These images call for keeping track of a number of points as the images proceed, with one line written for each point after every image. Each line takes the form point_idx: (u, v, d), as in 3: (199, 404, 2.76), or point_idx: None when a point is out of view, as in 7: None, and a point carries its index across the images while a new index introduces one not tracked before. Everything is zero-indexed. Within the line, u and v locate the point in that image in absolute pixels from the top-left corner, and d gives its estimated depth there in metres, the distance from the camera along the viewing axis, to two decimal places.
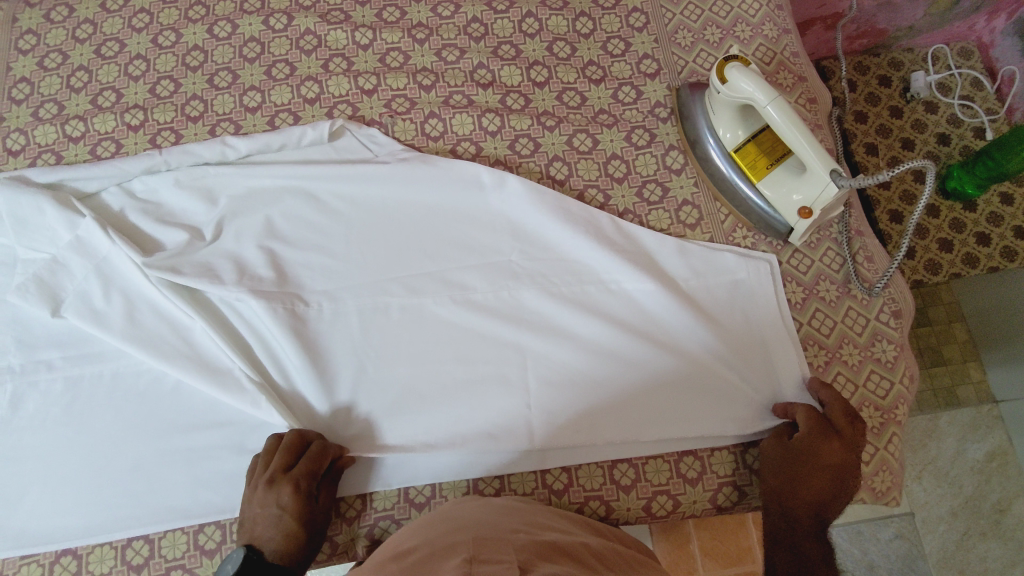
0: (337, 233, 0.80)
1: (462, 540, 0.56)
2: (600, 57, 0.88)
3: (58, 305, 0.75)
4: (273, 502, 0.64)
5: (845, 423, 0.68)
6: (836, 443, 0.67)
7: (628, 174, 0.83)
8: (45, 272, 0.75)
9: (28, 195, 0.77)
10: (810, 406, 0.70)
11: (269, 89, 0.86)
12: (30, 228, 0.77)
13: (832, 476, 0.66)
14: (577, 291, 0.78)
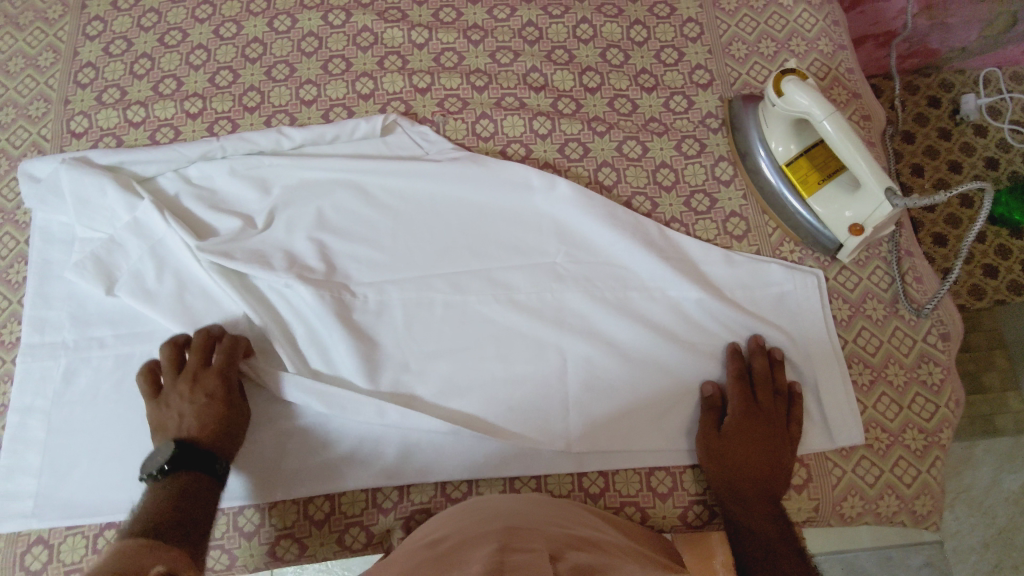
0: (386, 227, 0.81)
1: (495, 530, 0.57)
2: (653, 66, 0.89)
3: (112, 283, 0.77)
4: (198, 394, 0.68)
5: (766, 396, 0.73)
6: (759, 414, 0.72)
7: (677, 183, 0.83)
8: (103, 251, 0.77)
9: (90, 176, 0.79)
10: (735, 379, 0.74)
11: (324, 84, 0.88)
12: (91, 208, 0.79)
13: (768, 448, 0.71)
14: (619, 296, 0.78)
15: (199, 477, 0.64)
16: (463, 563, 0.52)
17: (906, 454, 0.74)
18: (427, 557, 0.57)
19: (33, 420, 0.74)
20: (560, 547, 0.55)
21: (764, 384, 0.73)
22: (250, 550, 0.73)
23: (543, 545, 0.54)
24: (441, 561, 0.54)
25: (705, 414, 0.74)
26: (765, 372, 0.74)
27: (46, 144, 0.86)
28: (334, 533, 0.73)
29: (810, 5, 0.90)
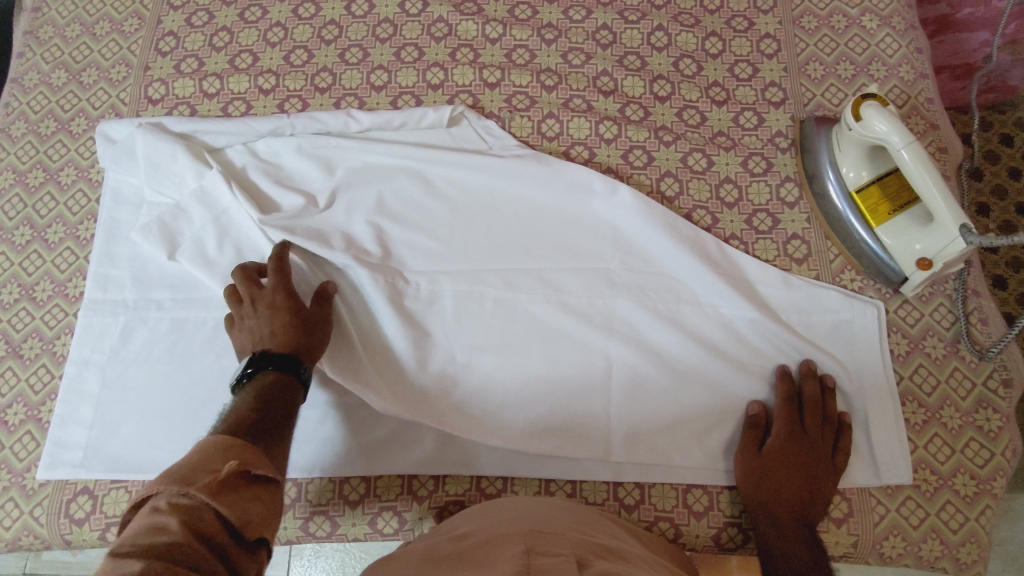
0: (444, 217, 0.81)
1: (518, 533, 0.57)
2: (725, 79, 0.87)
3: (175, 248, 0.79)
4: (262, 307, 0.69)
5: (813, 424, 0.72)
6: (805, 439, 0.71)
7: (740, 200, 0.82)
8: (171, 217, 0.79)
9: (164, 142, 0.80)
10: (783, 403, 0.72)
11: (396, 70, 0.88)
12: (161, 172, 0.81)
13: (809, 475, 0.70)
14: (672, 308, 0.77)
15: (278, 380, 0.64)
16: (492, 563, 0.52)
17: (954, 500, 0.71)
18: (452, 553, 0.57)
19: (89, 374, 0.76)
20: (586, 554, 0.54)
21: (813, 410, 0.72)
22: (285, 522, 0.75)
23: (568, 551, 0.54)
24: (470, 561, 0.54)
25: (746, 433, 0.73)
26: (816, 399, 0.73)
27: (124, 107, 0.88)
28: (367, 515, 0.74)
29: (893, 30, 0.88)
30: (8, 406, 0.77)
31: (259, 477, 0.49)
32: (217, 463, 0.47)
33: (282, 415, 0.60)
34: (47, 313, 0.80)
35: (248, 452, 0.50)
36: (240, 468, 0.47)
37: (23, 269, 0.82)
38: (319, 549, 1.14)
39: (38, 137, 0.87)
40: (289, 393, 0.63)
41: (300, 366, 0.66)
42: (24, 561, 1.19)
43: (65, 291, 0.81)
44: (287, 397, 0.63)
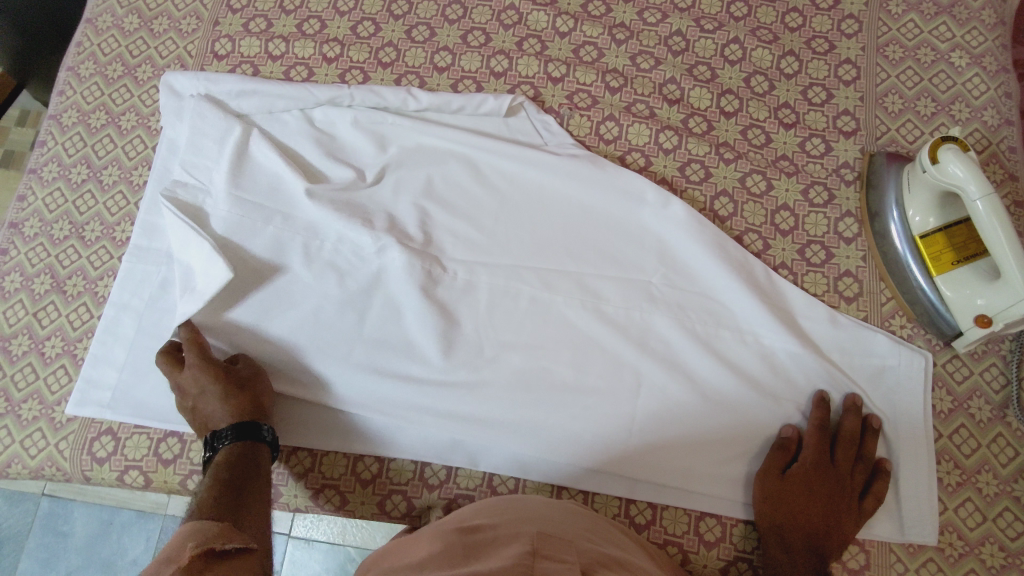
0: (488, 208, 0.80)
1: (527, 534, 0.56)
2: (797, 102, 0.84)
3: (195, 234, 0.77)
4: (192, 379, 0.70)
5: (844, 460, 0.70)
6: (833, 472, 0.70)
7: (795, 228, 0.79)
8: (206, 198, 0.79)
9: (213, 115, 0.81)
10: (819, 436, 0.70)
11: (460, 53, 0.87)
12: (202, 139, 0.81)
13: (830, 509, 0.68)
14: (710, 332, 0.75)
15: (241, 449, 0.67)
16: (496, 560, 0.51)
17: (979, 569, 0.68)
18: (457, 544, 0.56)
19: (127, 318, 0.77)
20: (592, 563, 0.53)
21: (847, 445, 0.70)
22: (296, 490, 0.76)
23: (574, 559, 0.52)
24: (476, 557, 0.53)
25: (775, 452, 0.71)
26: (855, 436, 0.70)
27: (189, 60, 0.89)
28: (376, 496, 0.75)
29: (984, 71, 0.84)
30: (46, 338, 0.78)
31: (230, 550, 0.52)
32: (181, 551, 0.49)
33: (244, 482, 0.63)
34: (93, 254, 0.81)
35: (214, 532, 0.53)
36: (206, 549, 0.50)
37: (75, 207, 0.83)
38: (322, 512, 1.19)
39: (104, 79, 0.88)
40: (253, 461, 0.66)
41: (252, 430, 0.68)
42: (45, 483, 1.24)
43: (113, 234, 0.82)
44: (254, 464, 0.66)
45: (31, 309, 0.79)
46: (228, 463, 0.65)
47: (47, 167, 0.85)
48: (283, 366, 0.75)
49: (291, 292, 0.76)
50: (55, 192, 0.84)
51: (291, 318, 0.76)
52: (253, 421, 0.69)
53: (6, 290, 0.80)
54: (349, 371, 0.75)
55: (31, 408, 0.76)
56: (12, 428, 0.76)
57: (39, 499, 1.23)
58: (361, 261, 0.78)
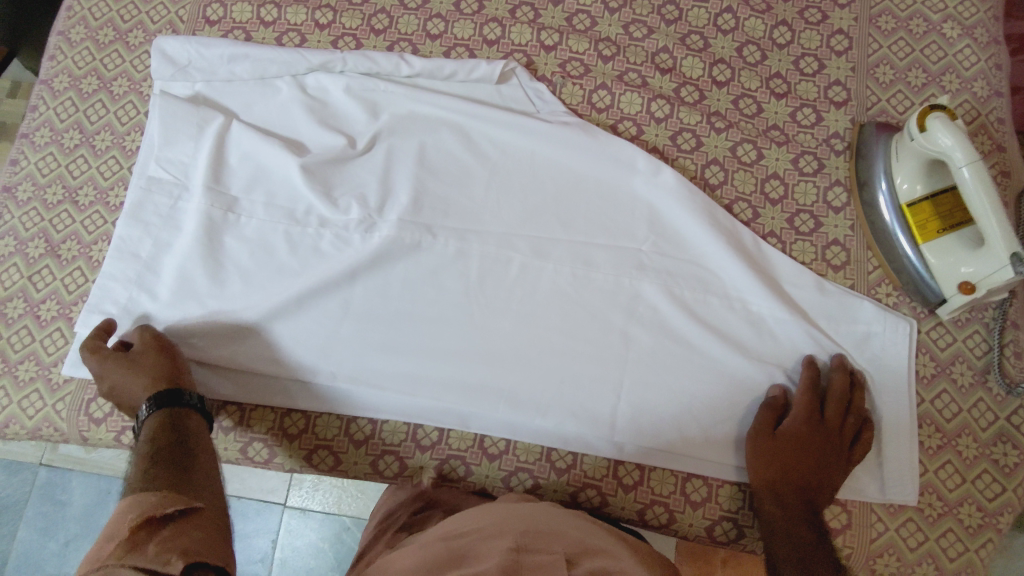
0: (480, 175, 0.81)
1: (512, 531, 0.59)
2: (789, 72, 0.84)
3: (160, 237, 0.79)
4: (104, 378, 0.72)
5: (834, 415, 0.71)
6: (823, 430, 0.70)
7: (785, 197, 0.80)
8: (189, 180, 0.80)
9: (184, 105, 0.81)
10: (810, 394, 0.72)
11: (453, 21, 0.87)
12: (178, 121, 0.81)
13: (821, 465, 0.70)
14: (698, 298, 0.77)
15: (165, 415, 0.68)
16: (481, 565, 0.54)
17: (957, 529, 0.70)
18: (445, 551, 0.57)
19: (118, 285, 0.77)
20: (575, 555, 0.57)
21: (837, 401, 0.71)
22: (289, 451, 0.78)
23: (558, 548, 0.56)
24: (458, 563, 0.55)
25: (766, 409, 0.72)
26: (845, 392, 0.71)
27: (181, 24, 0.87)
28: (370, 456, 0.78)
29: (974, 42, 0.84)
30: (42, 302, 0.78)
31: (173, 513, 0.54)
32: (120, 526, 0.51)
33: (173, 447, 0.64)
34: (87, 218, 0.81)
35: (155, 500, 0.55)
36: (145, 518, 0.52)
37: (68, 172, 0.82)
38: (319, 481, 1.21)
39: (95, 44, 0.87)
40: (178, 425, 0.67)
41: (178, 397, 0.69)
42: (42, 452, 1.25)
43: (107, 199, 0.81)
44: (183, 426, 0.67)
45: (26, 273, 0.79)
46: (156, 429, 0.66)
47: (39, 132, 0.84)
48: (279, 335, 0.77)
49: (276, 273, 0.78)
50: (47, 156, 0.83)
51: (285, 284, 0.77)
52: (171, 390, 0.69)
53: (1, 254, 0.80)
54: (345, 337, 0.77)
55: (28, 369, 0.76)
56: (9, 389, 0.76)
57: (37, 469, 1.25)
58: (345, 237, 0.79)
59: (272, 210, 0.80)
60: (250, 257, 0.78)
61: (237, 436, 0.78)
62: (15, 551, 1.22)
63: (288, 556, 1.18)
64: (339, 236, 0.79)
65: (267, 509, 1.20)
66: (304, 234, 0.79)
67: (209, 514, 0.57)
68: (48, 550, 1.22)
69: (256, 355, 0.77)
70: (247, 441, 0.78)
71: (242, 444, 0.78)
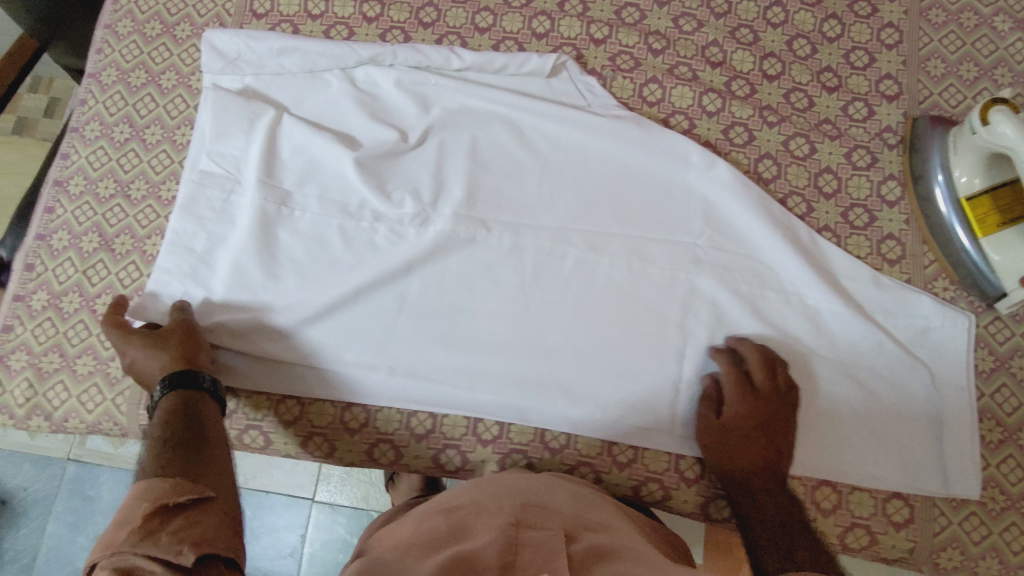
0: (533, 169, 0.81)
1: (510, 506, 0.59)
2: (839, 65, 0.84)
3: (215, 232, 0.79)
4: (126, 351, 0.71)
5: (764, 384, 0.72)
6: (781, 402, 0.72)
7: (839, 191, 0.80)
8: (242, 173, 0.80)
9: (234, 98, 0.81)
10: (734, 370, 0.73)
11: (502, 14, 0.86)
12: (229, 114, 0.81)
13: (770, 438, 0.72)
14: (755, 292, 0.77)
15: (177, 397, 0.67)
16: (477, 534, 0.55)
17: (1019, 521, 0.71)
18: (439, 522, 0.58)
19: (173, 280, 0.77)
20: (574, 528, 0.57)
21: (766, 376, 0.72)
22: (351, 445, 0.78)
23: (557, 525, 0.56)
24: (453, 530, 0.57)
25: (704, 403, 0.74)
26: (763, 358, 0.73)
27: (227, 18, 0.87)
28: (430, 450, 0.78)
29: None
30: (96, 296, 0.78)
31: (185, 502, 0.54)
32: (134, 511, 0.52)
33: (186, 430, 0.63)
34: (139, 212, 0.81)
35: (169, 487, 0.55)
36: (159, 506, 0.52)
37: (119, 165, 0.82)
38: (347, 475, 1.21)
39: (143, 38, 0.86)
40: (192, 408, 0.66)
41: (195, 378, 0.68)
42: (70, 447, 1.28)
43: (159, 193, 0.82)
44: (196, 411, 0.66)
45: (80, 267, 0.79)
46: (167, 411, 0.65)
47: (89, 126, 0.84)
48: (336, 329, 0.77)
49: (332, 267, 0.78)
50: (98, 150, 0.83)
51: (341, 278, 0.77)
52: (190, 371, 0.69)
53: (54, 248, 0.80)
54: (402, 332, 0.77)
55: (86, 363, 0.76)
56: (68, 383, 0.75)
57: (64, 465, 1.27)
58: (400, 231, 0.79)
59: (326, 204, 0.79)
60: (305, 252, 0.78)
61: (298, 430, 0.79)
62: (45, 546, 1.25)
63: (317, 550, 1.18)
64: (393, 230, 0.79)
65: (296, 503, 1.21)
66: (359, 229, 0.79)
67: (222, 506, 0.56)
68: (77, 544, 1.24)
69: (315, 349, 0.77)
70: (308, 435, 0.79)
71: (302, 438, 0.79)
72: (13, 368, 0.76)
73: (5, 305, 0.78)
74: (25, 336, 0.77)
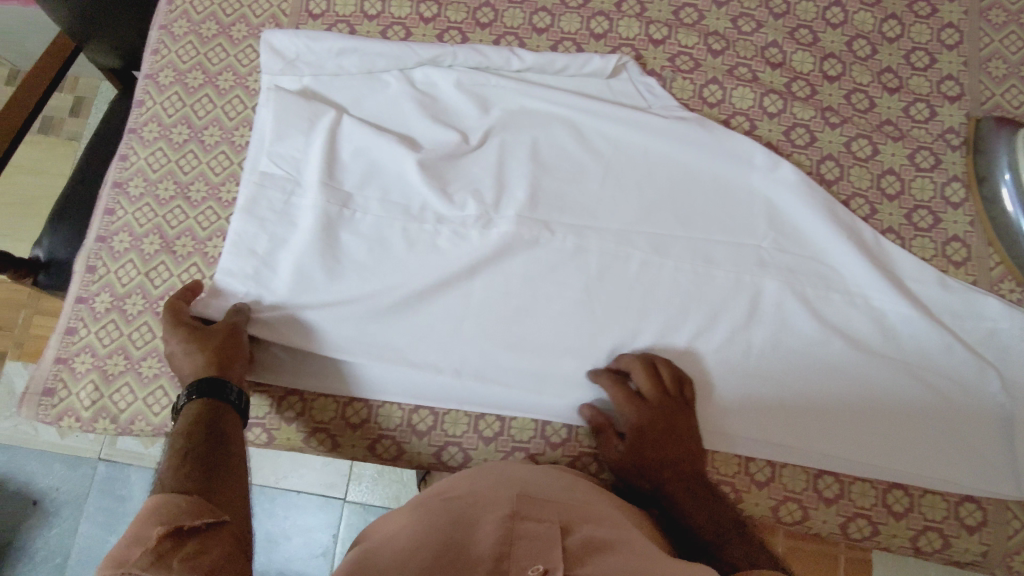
0: (595, 171, 0.81)
1: (507, 498, 0.57)
2: (900, 66, 0.83)
3: (276, 234, 0.78)
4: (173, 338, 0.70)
5: (652, 388, 0.73)
6: (684, 409, 0.73)
7: (902, 193, 0.80)
8: (301, 175, 0.79)
9: (293, 99, 0.80)
10: (612, 379, 0.74)
11: (559, 14, 0.86)
12: (290, 115, 0.80)
13: (683, 443, 0.72)
14: (820, 294, 0.77)
15: (202, 406, 0.64)
16: (475, 523, 0.53)
17: None
18: (443, 509, 0.56)
19: (235, 283, 0.76)
20: (571, 519, 0.55)
21: (650, 381, 0.73)
22: (421, 447, 0.79)
23: (553, 517, 0.54)
24: (456, 517, 0.54)
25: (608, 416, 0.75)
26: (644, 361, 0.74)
27: (283, 18, 0.86)
28: (501, 452, 0.78)
29: None
30: (160, 298, 0.78)
31: (200, 526, 0.49)
32: (147, 530, 0.46)
33: (211, 443, 0.60)
34: (200, 214, 0.81)
35: (183, 509, 0.49)
36: (174, 527, 0.46)
37: (178, 167, 0.82)
38: (379, 477, 1.25)
39: (198, 38, 0.86)
40: (216, 418, 0.63)
41: (226, 389, 0.66)
42: (101, 448, 1.31)
43: (219, 195, 0.81)
44: (219, 424, 0.63)
45: (143, 269, 0.79)
46: (191, 418, 0.62)
47: (147, 127, 0.83)
48: (403, 332, 0.77)
49: (396, 267, 0.77)
50: (157, 152, 0.83)
51: (406, 281, 0.77)
52: (222, 381, 0.66)
53: (116, 250, 0.80)
54: (469, 334, 0.77)
55: (151, 366, 0.76)
56: (134, 386, 0.76)
57: (96, 464, 1.30)
58: (463, 233, 0.78)
59: (388, 205, 0.79)
60: (368, 254, 0.78)
61: (367, 432, 0.79)
62: (76, 547, 1.26)
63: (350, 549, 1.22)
64: (456, 232, 0.78)
65: (328, 504, 1.24)
66: (421, 231, 0.78)
67: (234, 530, 0.51)
68: (108, 542, 1.26)
69: (382, 353, 0.77)
70: (376, 437, 0.79)
71: (371, 439, 0.79)
72: (79, 370, 0.76)
73: (68, 307, 0.79)
74: (91, 338, 0.77)
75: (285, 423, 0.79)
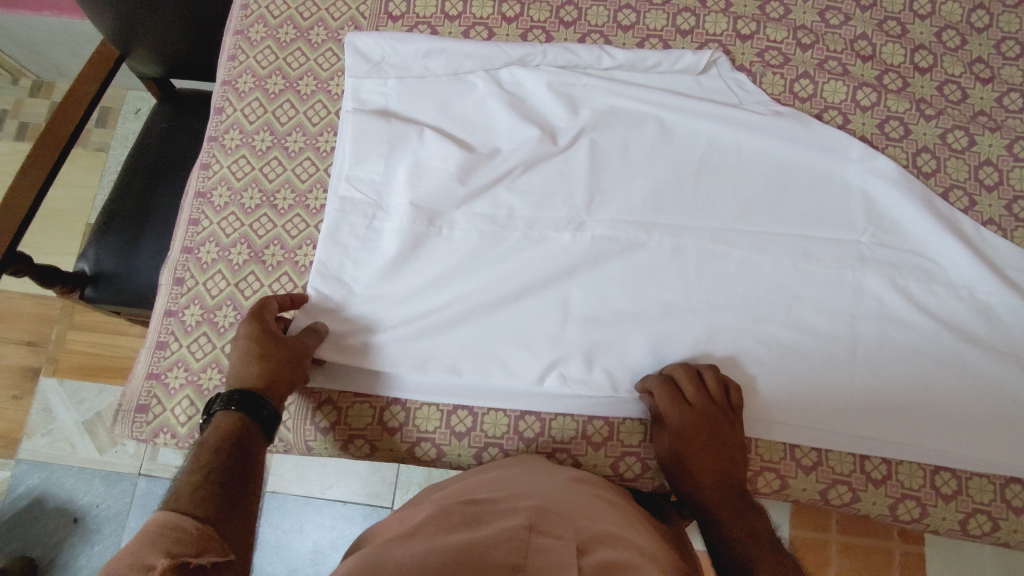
0: (687, 169, 0.79)
1: (525, 509, 0.53)
2: (991, 56, 0.83)
3: (363, 255, 0.76)
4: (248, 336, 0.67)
5: (694, 393, 0.70)
6: (731, 416, 0.71)
7: (1000, 184, 0.79)
8: (388, 182, 0.78)
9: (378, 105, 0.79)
10: (657, 380, 0.71)
11: (645, 11, 0.84)
12: (374, 120, 0.78)
13: (724, 453, 0.70)
14: (925, 288, 0.76)
15: (235, 420, 0.60)
16: (485, 527, 0.51)
17: None
18: (458, 513, 0.54)
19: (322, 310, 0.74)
20: (591, 538, 0.50)
21: (690, 389, 0.71)
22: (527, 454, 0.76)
23: (571, 536, 0.50)
24: (468, 521, 0.52)
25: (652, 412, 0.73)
26: (688, 368, 0.72)
27: (363, 20, 0.85)
28: (609, 458, 0.76)
29: None
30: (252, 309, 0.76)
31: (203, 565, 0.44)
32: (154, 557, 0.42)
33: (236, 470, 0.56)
34: (288, 222, 0.79)
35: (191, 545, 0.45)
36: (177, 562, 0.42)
37: (263, 175, 0.80)
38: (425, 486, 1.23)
39: (277, 43, 0.84)
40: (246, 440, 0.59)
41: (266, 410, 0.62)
42: (141, 462, 1.28)
43: (307, 202, 0.79)
44: (246, 452, 0.58)
45: (232, 280, 0.77)
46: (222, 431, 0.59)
47: (229, 135, 0.82)
48: (500, 340, 0.74)
49: (489, 272, 0.75)
50: (240, 160, 0.81)
51: (502, 287, 0.75)
52: (262, 399, 0.63)
53: (203, 261, 0.78)
54: (567, 341, 0.74)
55: None
56: None
57: (137, 479, 1.27)
58: (558, 237, 0.77)
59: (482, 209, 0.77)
60: (459, 267, 0.76)
61: (472, 441, 0.76)
62: None
63: None
64: (549, 236, 0.77)
65: (374, 513, 1.22)
66: (514, 237, 0.77)
67: None
68: None
69: (478, 362, 0.74)
70: (482, 446, 0.76)
71: (477, 449, 0.76)
72: (172, 386, 0.75)
73: (157, 321, 0.77)
74: (183, 352, 0.75)
75: (387, 433, 0.76)
